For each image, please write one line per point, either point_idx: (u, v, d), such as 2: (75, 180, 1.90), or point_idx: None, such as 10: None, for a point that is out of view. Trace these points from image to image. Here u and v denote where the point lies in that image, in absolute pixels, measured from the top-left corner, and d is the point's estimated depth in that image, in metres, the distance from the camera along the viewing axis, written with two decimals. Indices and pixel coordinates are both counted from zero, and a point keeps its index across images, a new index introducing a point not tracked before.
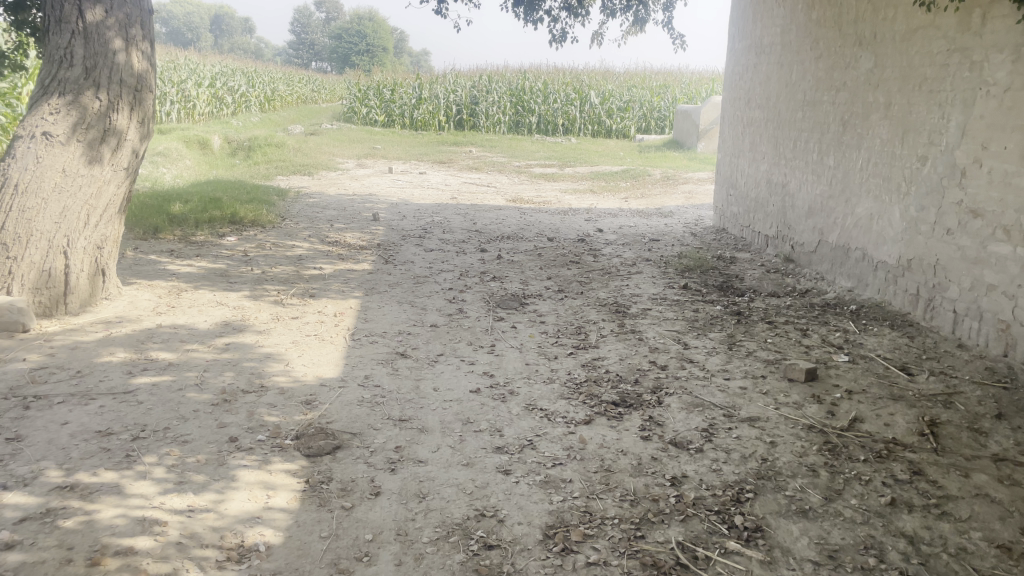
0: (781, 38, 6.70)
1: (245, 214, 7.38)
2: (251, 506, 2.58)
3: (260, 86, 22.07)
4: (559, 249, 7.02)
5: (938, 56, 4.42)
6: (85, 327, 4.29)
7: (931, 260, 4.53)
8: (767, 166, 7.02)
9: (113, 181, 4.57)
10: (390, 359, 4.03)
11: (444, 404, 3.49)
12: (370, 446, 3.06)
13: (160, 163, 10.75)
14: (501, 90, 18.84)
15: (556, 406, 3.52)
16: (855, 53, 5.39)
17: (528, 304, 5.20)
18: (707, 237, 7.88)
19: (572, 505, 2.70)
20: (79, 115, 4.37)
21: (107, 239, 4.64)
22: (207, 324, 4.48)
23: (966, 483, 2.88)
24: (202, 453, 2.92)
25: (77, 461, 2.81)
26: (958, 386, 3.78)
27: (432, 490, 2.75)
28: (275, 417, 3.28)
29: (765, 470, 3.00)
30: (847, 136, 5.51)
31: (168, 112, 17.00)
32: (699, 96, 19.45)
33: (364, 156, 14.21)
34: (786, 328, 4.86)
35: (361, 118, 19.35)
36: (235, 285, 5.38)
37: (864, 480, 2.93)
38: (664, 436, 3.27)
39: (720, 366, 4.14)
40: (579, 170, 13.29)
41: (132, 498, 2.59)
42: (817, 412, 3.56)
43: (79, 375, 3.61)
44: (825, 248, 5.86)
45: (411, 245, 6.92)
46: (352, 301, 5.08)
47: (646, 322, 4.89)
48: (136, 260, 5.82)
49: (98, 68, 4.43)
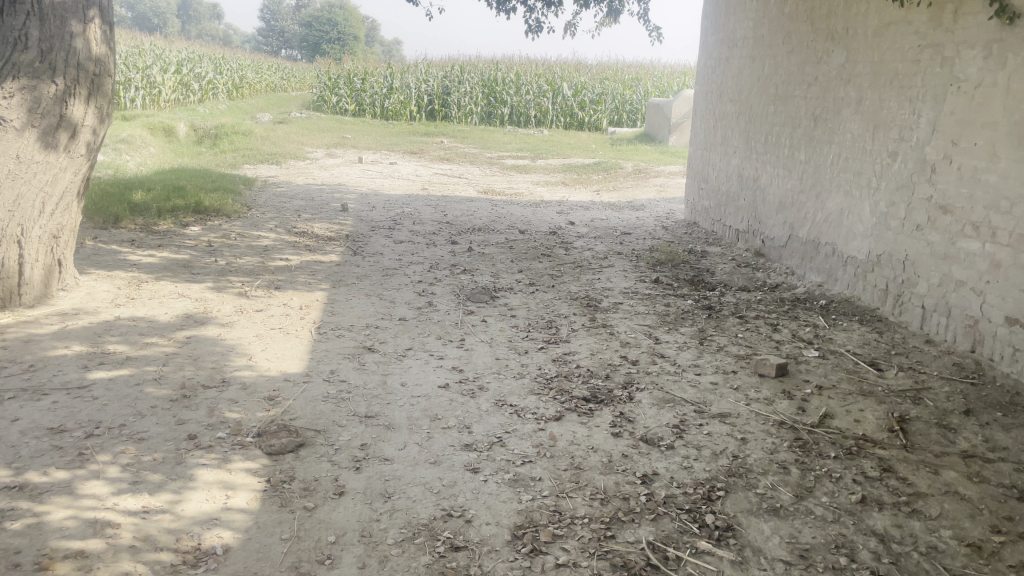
0: (754, 32, 6.68)
1: (209, 203, 7.21)
2: (208, 507, 2.49)
3: (228, 73, 21.70)
4: (530, 241, 6.96)
5: (910, 52, 4.42)
6: (40, 319, 4.14)
7: (901, 256, 4.54)
8: (738, 160, 7.02)
9: (70, 169, 4.41)
10: (357, 354, 3.94)
11: (412, 400, 3.42)
12: (334, 444, 2.98)
13: (123, 151, 10.50)
14: (473, 81, 18.71)
15: (526, 402, 3.46)
16: (827, 48, 5.38)
17: (499, 298, 5.13)
18: (678, 230, 7.87)
19: (542, 504, 2.64)
20: (34, 99, 4.21)
21: (64, 228, 4.50)
22: (168, 317, 4.36)
23: (936, 480, 2.87)
24: (159, 451, 2.82)
25: (27, 460, 2.69)
26: (926, 382, 3.78)
27: (397, 490, 2.68)
28: (237, 413, 3.18)
29: (736, 467, 2.97)
30: (818, 131, 5.50)
31: (133, 98, 16.70)
32: (671, 90, 19.48)
33: (334, 145, 14.05)
34: (757, 323, 4.85)
35: (331, 107, 19.09)
36: (198, 276, 5.25)
37: (835, 477, 2.91)
38: (634, 433, 3.22)
39: (691, 361, 4.11)
40: (551, 162, 13.24)
41: (83, 498, 2.48)
42: (788, 408, 3.54)
43: (31, 370, 3.47)
44: (795, 242, 5.86)
45: (380, 236, 6.81)
46: (319, 293, 4.98)
47: (617, 316, 4.85)
48: (96, 250, 5.65)
49: (54, 51, 4.26)
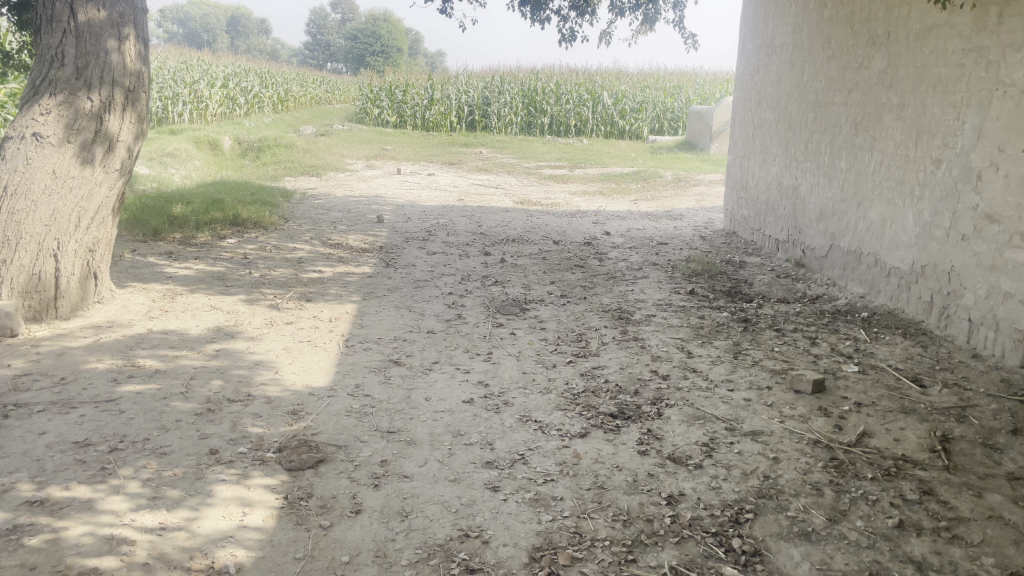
0: (793, 37, 6.53)
1: (247, 216, 7.29)
2: (225, 524, 2.48)
3: (273, 87, 22.06)
4: (564, 252, 6.89)
5: (953, 56, 4.27)
6: (75, 331, 4.20)
7: (946, 267, 4.37)
8: (778, 168, 6.87)
9: (105, 184, 4.48)
10: (383, 367, 3.92)
11: (435, 415, 3.38)
12: (354, 460, 2.95)
13: (169, 164, 10.72)
14: (513, 91, 18.72)
15: (551, 418, 3.40)
16: (867, 53, 5.23)
17: (529, 310, 5.08)
18: (716, 240, 7.73)
19: (562, 525, 2.57)
20: (71, 116, 4.29)
21: (99, 242, 4.56)
22: (199, 329, 4.39)
23: (979, 504, 2.73)
24: (180, 466, 2.82)
25: (50, 474, 2.71)
26: (972, 399, 3.62)
27: (415, 508, 2.63)
28: (259, 428, 3.18)
29: (767, 488, 2.86)
30: (860, 138, 5.35)
31: (180, 113, 17.04)
32: (714, 97, 19.22)
33: (374, 157, 14.16)
34: (795, 336, 4.71)
35: (373, 119, 19.26)
36: (231, 288, 5.29)
37: (871, 500, 2.79)
38: (661, 451, 3.13)
39: (724, 376, 4.00)
40: (589, 172, 13.16)
41: (101, 514, 2.49)
42: (824, 426, 3.42)
43: (63, 383, 3.51)
44: (837, 253, 5.70)
45: (413, 248, 6.81)
46: (349, 306, 4.98)
47: (649, 329, 4.76)
48: (134, 262, 5.74)
49: (90, 68, 4.33)
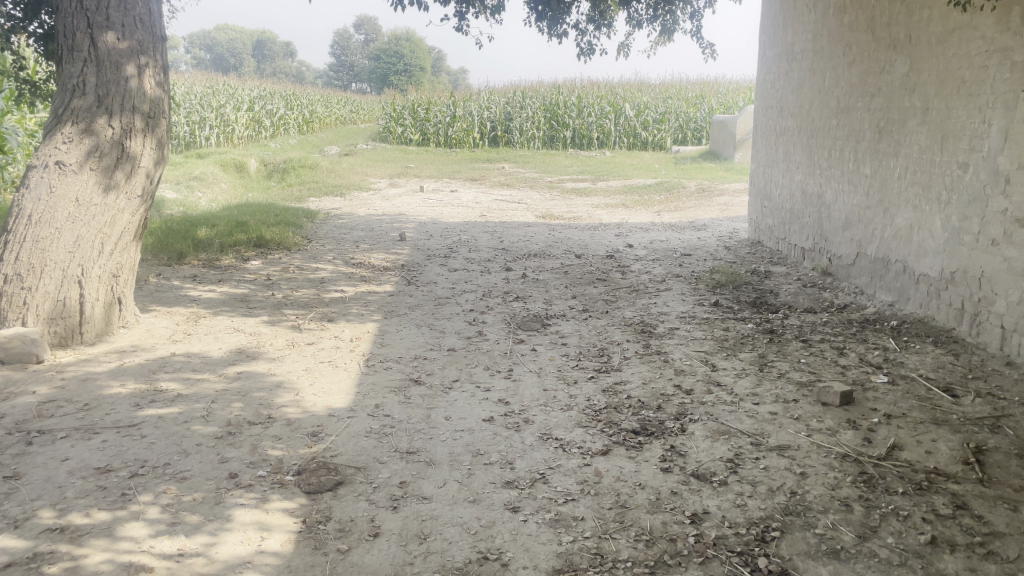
0: (813, 43, 6.46)
1: (270, 237, 7.35)
2: (243, 549, 2.47)
3: (298, 108, 22.34)
4: (586, 266, 6.85)
5: (976, 58, 4.19)
6: (99, 357, 4.23)
7: (976, 272, 4.27)
8: (802, 176, 6.78)
9: (127, 210, 4.53)
10: (403, 387, 3.90)
11: (455, 434, 3.35)
12: (373, 482, 2.93)
13: (196, 188, 10.86)
14: (535, 105, 18.77)
15: (572, 435, 3.36)
16: (889, 57, 5.15)
17: (551, 326, 5.04)
18: (741, 250, 7.64)
19: (583, 546, 2.52)
20: (92, 143, 4.35)
21: (123, 267, 4.61)
22: (221, 352, 4.41)
23: (1014, 518, 2.64)
24: (200, 491, 2.82)
25: (71, 501, 2.72)
26: (1006, 409, 3.52)
27: (434, 530, 2.60)
28: (279, 450, 3.17)
29: (794, 505, 2.79)
30: (884, 143, 5.26)
31: (207, 137, 17.28)
32: (737, 105, 19.03)
33: (397, 175, 14.24)
34: (822, 347, 4.62)
35: (396, 137, 19.38)
36: (254, 310, 5.32)
37: (902, 515, 2.70)
38: (685, 467, 3.08)
39: (749, 390, 3.92)
40: (612, 184, 13.13)
41: (121, 541, 2.49)
42: (852, 439, 3.33)
43: (86, 408, 3.53)
44: (864, 260, 5.60)
45: (435, 265, 6.81)
46: (370, 325, 4.98)
47: (672, 342, 4.70)
48: (158, 286, 5.80)
49: (111, 96, 4.39)
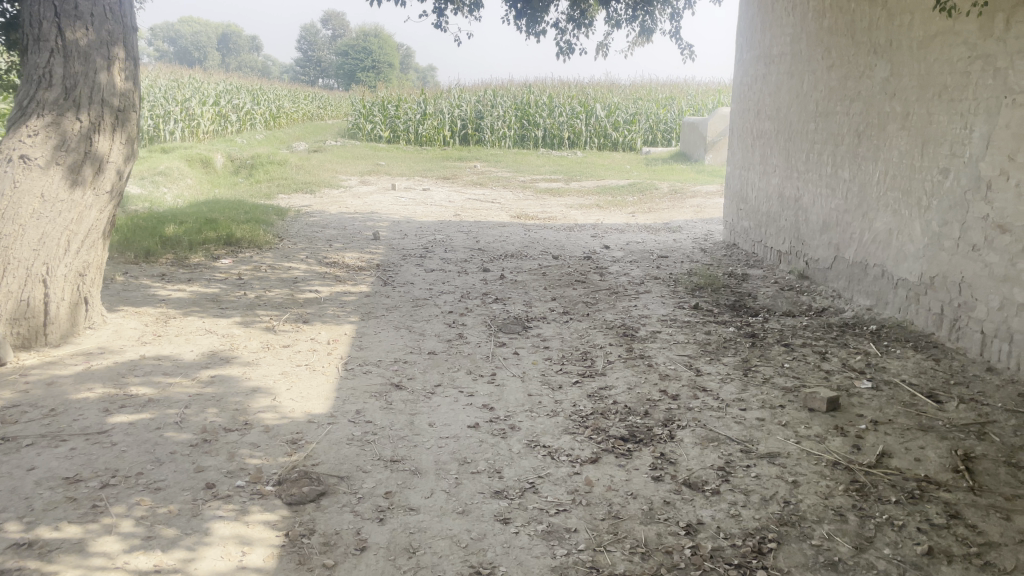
0: (791, 47, 6.47)
1: (241, 235, 7.18)
2: (223, 565, 2.36)
3: (265, 104, 22.01)
4: (564, 267, 6.79)
5: (959, 63, 4.20)
6: (65, 359, 4.07)
7: (956, 277, 4.28)
8: (779, 179, 6.79)
9: (94, 207, 4.36)
10: (384, 392, 3.80)
11: (440, 442, 3.26)
12: (357, 492, 2.83)
13: (161, 184, 10.61)
14: (506, 104, 18.68)
15: (559, 443, 3.28)
16: (869, 61, 5.16)
17: (531, 329, 4.96)
18: (717, 253, 7.63)
19: (578, 559, 2.45)
20: (59, 137, 4.18)
21: (90, 265, 4.44)
22: (193, 354, 4.26)
23: (1008, 527, 2.62)
24: (175, 503, 2.69)
25: (39, 513, 2.58)
26: (990, 415, 3.52)
27: (423, 543, 2.51)
28: (258, 459, 3.05)
29: (789, 515, 2.75)
30: (863, 148, 5.27)
31: (172, 131, 16.93)
32: (706, 108, 19.12)
33: (367, 172, 14.06)
34: (804, 351, 4.60)
35: (366, 134, 19.16)
36: (226, 310, 5.17)
37: (898, 525, 2.67)
38: (676, 476, 3.02)
39: (735, 395, 3.88)
40: (584, 184, 13.09)
41: (93, 557, 2.36)
42: (841, 446, 3.31)
43: (52, 414, 3.38)
44: (842, 264, 5.61)
45: (410, 265, 6.70)
46: (347, 327, 4.86)
47: (655, 346, 4.65)
48: (125, 285, 5.61)
49: (78, 88, 4.22)
